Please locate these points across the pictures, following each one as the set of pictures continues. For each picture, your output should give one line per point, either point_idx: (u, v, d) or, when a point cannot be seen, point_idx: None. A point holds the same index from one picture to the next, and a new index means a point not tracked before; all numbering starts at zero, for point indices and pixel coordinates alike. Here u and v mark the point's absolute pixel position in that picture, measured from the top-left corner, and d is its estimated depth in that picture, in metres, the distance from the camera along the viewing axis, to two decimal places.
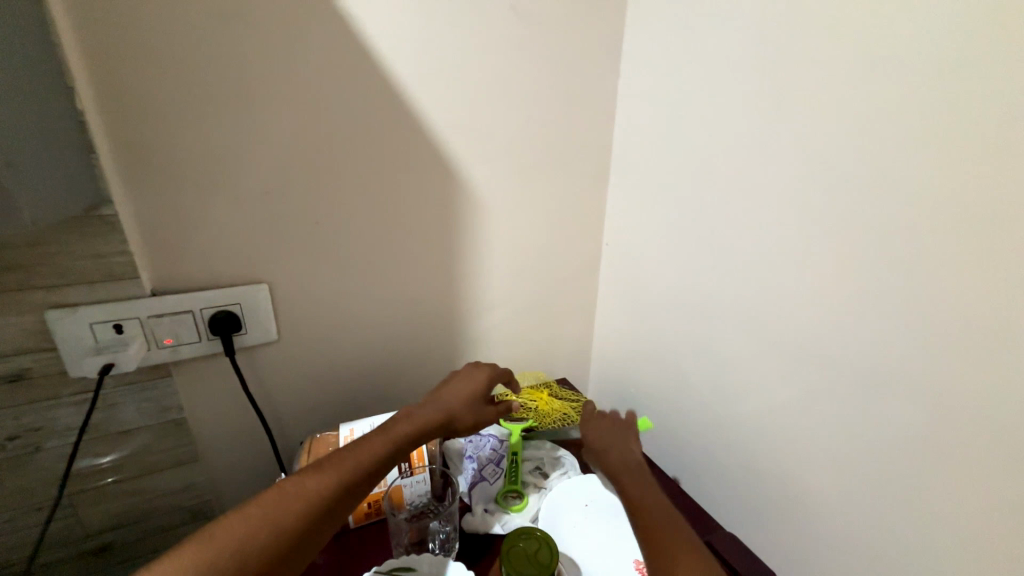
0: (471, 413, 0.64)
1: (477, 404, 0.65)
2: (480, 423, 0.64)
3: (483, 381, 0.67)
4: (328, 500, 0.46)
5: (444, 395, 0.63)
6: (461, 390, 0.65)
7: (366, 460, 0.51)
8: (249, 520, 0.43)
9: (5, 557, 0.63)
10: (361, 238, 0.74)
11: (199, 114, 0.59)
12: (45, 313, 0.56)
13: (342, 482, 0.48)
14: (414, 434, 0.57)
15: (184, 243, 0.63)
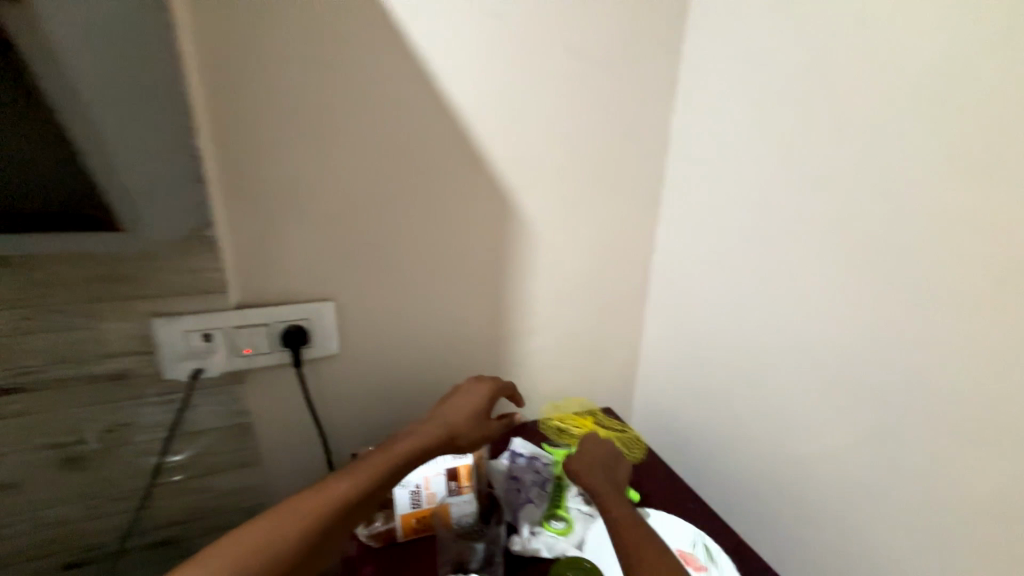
0: (473, 429, 0.65)
1: (478, 419, 0.66)
2: (481, 439, 0.66)
3: (483, 396, 0.69)
4: (333, 510, 0.50)
5: (446, 412, 0.65)
6: (462, 407, 0.67)
7: (370, 475, 0.54)
8: (256, 534, 0.47)
9: (89, 538, 0.69)
10: (419, 260, 0.78)
11: (290, 146, 0.66)
12: (148, 320, 0.63)
13: (347, 495, 0.52)
14: (415, 449, 0.59)
15: (266, 261, 0.69)
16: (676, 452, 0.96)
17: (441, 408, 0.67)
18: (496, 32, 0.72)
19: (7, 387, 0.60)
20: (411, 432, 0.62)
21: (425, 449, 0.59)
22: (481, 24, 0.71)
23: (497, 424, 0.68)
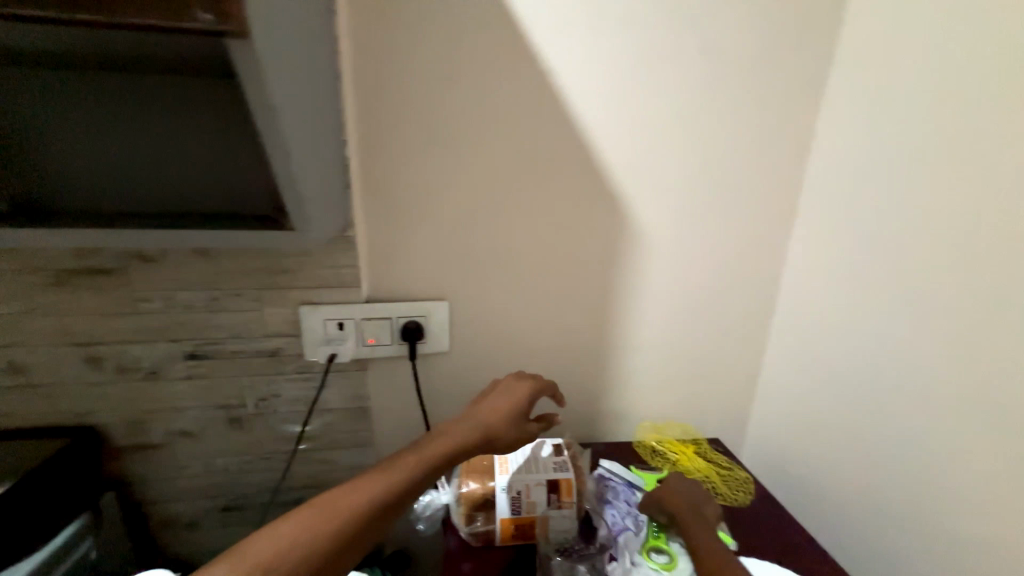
0: (510, 430, 0.63)
1: (514, 420, 0.64)
2: (518, 440, 0.64)
3: (519, 396, 0.67)
4: (375, 506, 0.50)
5: (484, 411, 0.64)
6: (498, 406, 0.65)
7: (407, 474, 0.53)
8: (301, 526, 0.46)
9: (243, 486, 0.83)
10: (530, 266, 0.79)
11: (420, 153, 0.70)
12: (298, 307, 0.73)
13: (387, 490, 0.51)
14: (451, 448, 0.58)
15: (393, 260, 0.75)
16: (794, 485, 0.89)
17: (479, 406, 0.65)
18: (627, 34, 0.70)
19: (198, 353, 0.73)
20: (447, 430, 0.60)
21: (462, 448, 0.58)
22: (612, 26, 0.69)
23: (536, 424, 0.67)
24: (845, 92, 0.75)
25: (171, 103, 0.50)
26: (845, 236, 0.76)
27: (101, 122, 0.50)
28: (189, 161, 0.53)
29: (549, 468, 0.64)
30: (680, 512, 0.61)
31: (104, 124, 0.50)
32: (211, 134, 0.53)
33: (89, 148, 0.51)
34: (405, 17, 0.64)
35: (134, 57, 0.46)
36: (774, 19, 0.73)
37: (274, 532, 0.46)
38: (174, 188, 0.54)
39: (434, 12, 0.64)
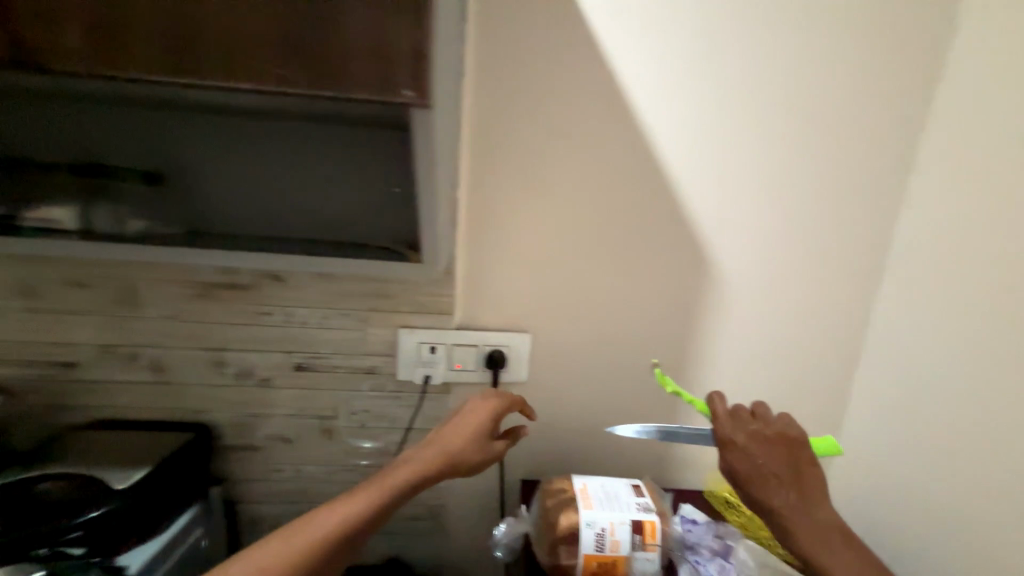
0: (474, 454, 0.66)
1: (479, 443, 0.67)
2: (483, 462, 0.67)
3: (485, 417, 0.69)
4: (323, 544, 0.53)
5: (446, 437, 0.66)
6: (463, 428, 0.68)
7: (358, 510, 0.56)
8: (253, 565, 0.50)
9: (322, 495, 0.87)
10: (611, 305, 0.82)
11: (521, 197, 0.76)
12: (397, 329, 0.79)
13: (341, 529, 0.54)
14: (410, 477, 0.61)
15: (485, 292, 0.80)
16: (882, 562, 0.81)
17: (444, 429, 0.68)
18: (721, 96, 0.75)
19: (304, 364, 0.81)
20: (408, 458, 0.63)
21: (421, 479, 0.61)
22: (707, 89, 0.74)
23: (501, 444, 0.69)
24: (942, 154, 0.75)
25: (321, 147, 0.55)
26: (941, 296, 0.74)
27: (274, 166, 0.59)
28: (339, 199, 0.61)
29: (632, 508, 0.65)
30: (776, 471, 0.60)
31: (276, 167, 0.58)
32: (355, 176, 0.58)
33: (264, 188, 0.60)
34: (521, 79, 0.71)
35: (286, 112, 0.50)
36: (864, 84, 0.76)
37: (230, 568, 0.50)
38: (327, 220, 0.63)
39: (546, 72, 0.72)
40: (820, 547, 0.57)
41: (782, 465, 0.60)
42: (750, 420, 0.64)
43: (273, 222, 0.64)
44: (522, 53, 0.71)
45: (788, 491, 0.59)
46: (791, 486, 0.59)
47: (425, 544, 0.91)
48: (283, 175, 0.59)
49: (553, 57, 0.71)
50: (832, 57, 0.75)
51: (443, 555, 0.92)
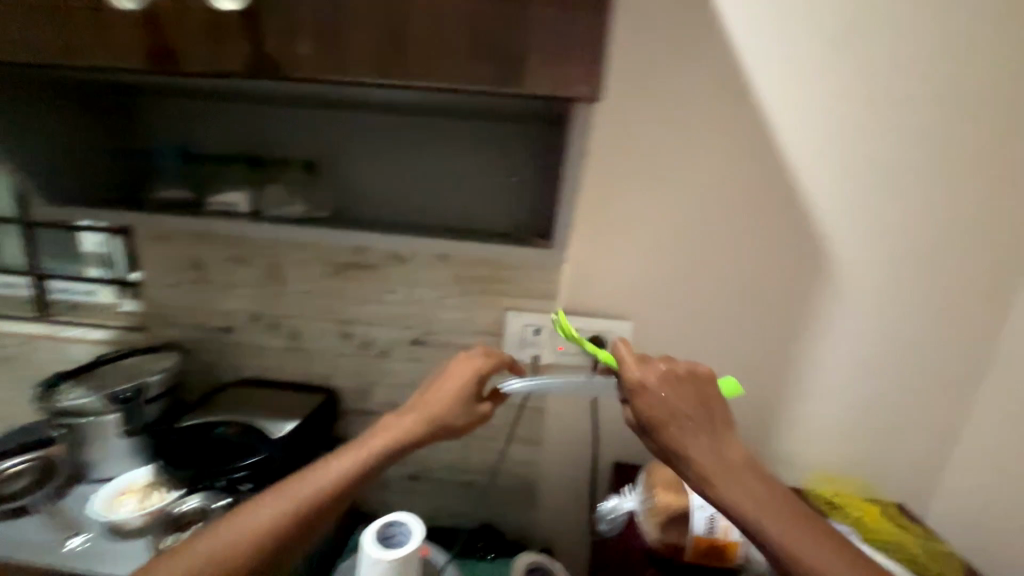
0: (457, 418, 0.70)
1: (460, 408, 0.70)
2: (468, 424, 0.70)
3: (467, 381, 0.71)
4: (301, 509, 0.59)
5: (425, 403, 0.69)
6: (445, 394, 0.70)
7: (334, 478, 0.61)
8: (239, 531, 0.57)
9: (427, 460, 0.95)
10: (718, 297, 0.81)
11: (635, 188, 0.77)
12: (502, 311, 0.85)
13: (321, 497, 0.60)
14: (387, 445, 0.65)
15: (591, 280, 0.82)
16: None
17: (425, 395, 0.71)
18: (851, 83, 0.72)
19: (419, 340, 0.88)
20: (386, 427, 0.67)
21: (398, 445, 0.65)
22: (837, 76, 0.72)
23: (485, 405, 0.72)
24: None
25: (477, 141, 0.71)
26: None
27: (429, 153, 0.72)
28: (476, 181, 0.72)
29: None
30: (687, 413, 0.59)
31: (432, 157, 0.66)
32: (497, 161, 0.71)
33: (415, 170, 0.72)
34: (643, 70, 0.72)
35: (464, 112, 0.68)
36: (1016, 68, 0.70)
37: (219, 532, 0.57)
38: (464, 202, 0.72)
39: (665, 62, 0.72)
40: (725, 479, 0.56)
41: (695, 406, 0.60)
42: (657, 363, 0.62)
43: (415, 205, 0.73)
44: (645, 43, 0.71)
45: (700, 434, 0.58)
46: (698, 421, 0.59)
47: (517, 514, 0.97)
48: (435, 159, 0.72)
49: (672, 47, 0.71)
50: (979, 40, 0.70)
51: (533, 526, 0.97)
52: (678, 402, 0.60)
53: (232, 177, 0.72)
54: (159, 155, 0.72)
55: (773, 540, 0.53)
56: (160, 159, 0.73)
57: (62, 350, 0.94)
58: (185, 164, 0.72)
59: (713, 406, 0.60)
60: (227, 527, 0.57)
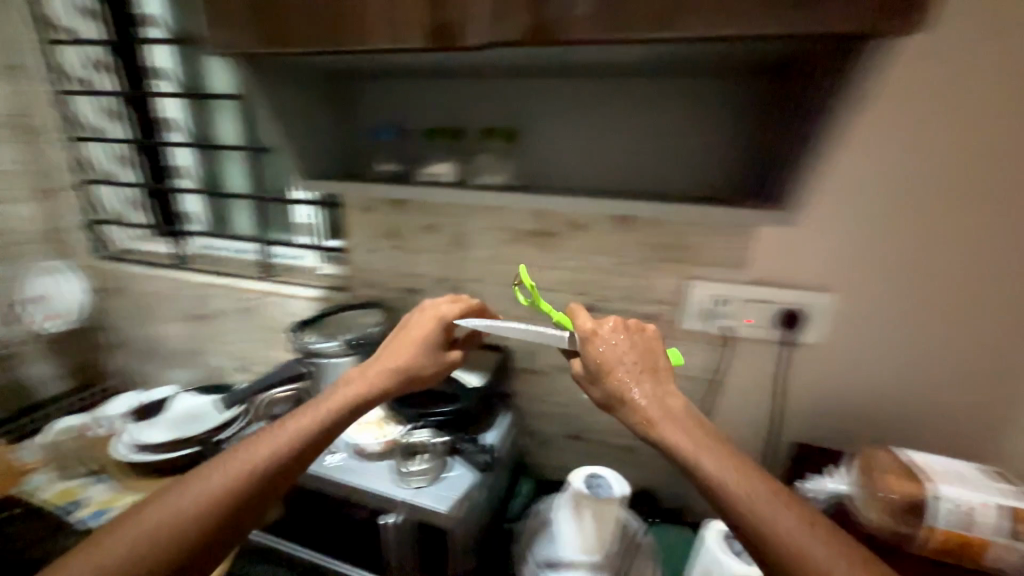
0: (428, 364, 0.75)
1: (427, 355, 0.75)
2: (438, 370, 0.75)
3: (431, 329, 0.76)
4: (261, 464, 0.59)
5: (390, 355, 0.73)
6: (398, 332, 0.77)
7: (301, 430, 0.63)
8: (197, 495, 0.56)
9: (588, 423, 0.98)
10: (951, 269, 0.71)
11: (863, 146, 0.69)
12: (686, 281, 0.82)
13: (283, 450, 0.61)
14: (354, 397, 0.68)
15: (790, 249, 0.76)
16: None
17: (389, 346, 0.75)
18: None
19: (591, 307, 0.89)
20: (349, 380, 0.70)
21: (363, 394, 0.69)
22: None
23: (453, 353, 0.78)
24: None
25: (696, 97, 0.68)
26: None
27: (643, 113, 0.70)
28: (692, 138, 0.69)
29: (997, 492, 0.60)
30: (628, 362, 0.64)
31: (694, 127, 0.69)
32: (717, 114, 0.67)
33: (631, 134, 0.72)
34: None
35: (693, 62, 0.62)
36: None
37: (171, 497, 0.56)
38: (676, 160, 0.71)
39: None
40: (672, 429, 0.58)
41: (637, 355, 0.65)
42: (609, 320, 0.69)
43: (623, 166, 0.73)
44: None
45: (637, 382, 0.63)
46: (648, 375, 0.64)
47: (676, 484, 0.96)
48: (645, 121, 0.70)
49: None
50: None
51: (693, 497, 0.97)
52: (622, 348, 0.65)
53: (437, 146, 0.79)
54: (374, 133, 0.81)
55: (718, 482, 0.52)
56: (374, 137, 0.82)
57: (286, 305, 1.13)
58: (398, 139, 0.81)
59: (655, 351, 0.67)
60: (187, 492, 0.56)
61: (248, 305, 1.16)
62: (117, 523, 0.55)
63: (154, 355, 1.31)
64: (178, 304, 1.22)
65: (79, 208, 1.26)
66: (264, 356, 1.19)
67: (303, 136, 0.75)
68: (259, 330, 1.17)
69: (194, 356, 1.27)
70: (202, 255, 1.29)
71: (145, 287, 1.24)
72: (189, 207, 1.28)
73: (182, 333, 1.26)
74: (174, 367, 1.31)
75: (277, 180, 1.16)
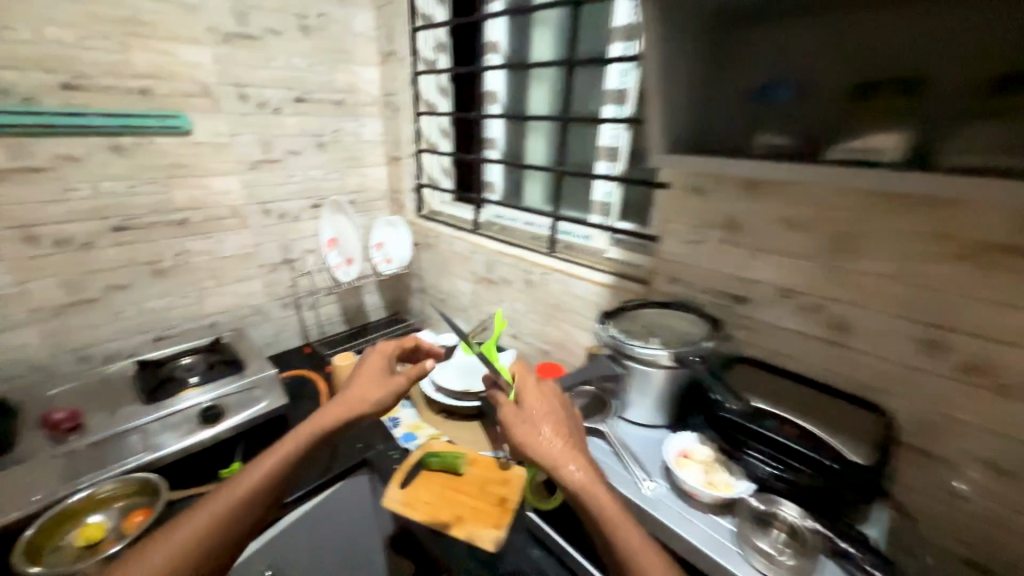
0: (384, 394, 0.78)
1: (384, 384, 0.79)
2: (393, 399, 0.79)
3: (386, 363, 0.83)
4: (252, 498, 0.64)
5: (352, 388, 0.78)
6: (368, 376, 0.80)
7: (287, 460, 0.69)
8: (195, 532, 0.60)
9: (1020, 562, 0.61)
10: None
11: None
12: None
13: (268, 480, 0.67)
14: (335, 421, 0.73)
15: None
16: None
17: (350, 383, 0.79)
18: None
19: None
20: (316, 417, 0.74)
21: (336, 425, 0.74)
22: None
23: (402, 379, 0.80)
24: None
25: None
26: None
27: (926, 41, 0.49)
28: None
29: None
30: (544, 430, 0.61)
31: None
32: None
33: None
34: None
35: None
36: None
37: (165, 540, 0.59)
38: None
39: None
40: (590, 483, 0.56)
41: (552, 412, 0.65)
42: (529, 372, 0.69)
43: None
44: None
45: (553, 429, 0.61)
46: (547, 434, 0.61)
47: None
48: None
49: None
50: None
51: None
52: (537, 400, 0.65)
53: (858, 113, 0.54)
54: (756, 93, 0.61)
55: (624, 542, 0.52)
56: (757, 98, 0.61)
57: (571, 286, 1.07)
58: (794, 104, 0.58)
59: (558, 410, 0.65)
60: (177, 533, 0.59)
61: (532, 277, 1.16)
62: (124, 564, 0.56)
63: (444, 305, 1.50)
64: (471, 265, 1.33)
65: (412, 173, 1.48)
66: (536, 330, 1.19)
67: (675, 99, 0.63)
68: (537, 305, 1.16)
69: (474, 315, 1.39)
70: (493, 224, 1.36)
71: (447, 245, 1.40)
72: (489, 177, 1.34)
73: (469, 292, 1.38)
74: (456, 320, 1.47)
75: (583, 154, 1.11)
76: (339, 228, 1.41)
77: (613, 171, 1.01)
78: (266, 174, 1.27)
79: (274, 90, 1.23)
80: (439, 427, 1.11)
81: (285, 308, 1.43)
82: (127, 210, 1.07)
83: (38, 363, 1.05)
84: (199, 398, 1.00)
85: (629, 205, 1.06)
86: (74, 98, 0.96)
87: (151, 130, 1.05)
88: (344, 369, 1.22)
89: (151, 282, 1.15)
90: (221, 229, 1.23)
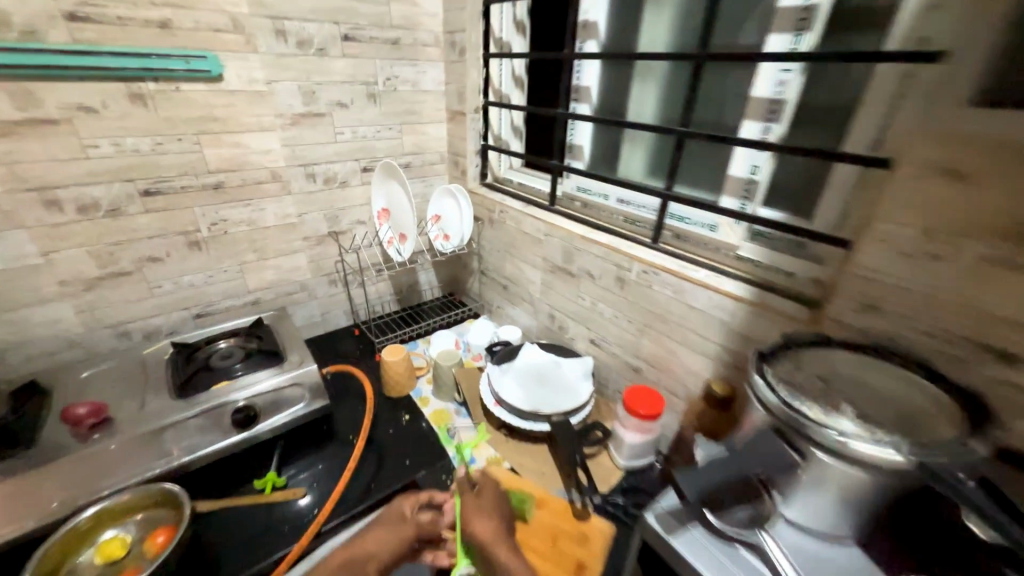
0: (391, 545, 0.67)
1: (393, 530, 0.70)
2: (399, 547, 0.67)
3: (400, 506, 0.74)
4: None
5: (362, 536, 0.69)
6: (378, 522, 0.72)
7: None
8: None
9: None
10: None
11: None
12: None
13: None
14: (337, 561, 0.64)
15: None
16: None
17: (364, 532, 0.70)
18: None
19: None
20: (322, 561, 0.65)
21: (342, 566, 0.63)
22: None
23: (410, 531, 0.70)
24: None
25: None
26: None
27: None
28: None
29: None
30: (478, 516, 0.70)
31: None
32: None
33: None
34: None
35: None
36: None
37: None
38: None
39: None
40: (502, 547, 0.65)
41: (495, 505, 0.74)
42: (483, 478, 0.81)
43: None
44: None
45: (490, 513, 0.71)
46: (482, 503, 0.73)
47: None
48: None
49: None
50: None
51: None
52: (488, 494, 0.76)
53: None
54: None
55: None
56: None
57: (683, 293, 0.79)
58: None
59: (501, 506, 0.74)
60: None
61: (626, 275, 0.89)
62: None
63: (508, 293, 1.29)
64: (544, 251, 1.09)
65: (476, 132, 1.24)
66: (625, 341, 0.94)
67: None
68: (630, 310, 0.90)
69: (544, 309, 1.16)
70: (575, 200, 1.08)
71: (516, 224, 1.16)
72: (573, 139, 1.04)
73: (540, 282, 1.14)
74: (521, 311, 1.25)
75: (717, 109, 0.77)
76: (393, 198, 1.20)
77: (766, 134, 0.70)
78: (310, 130, 1.07)
79: (317, 23, 1.00)
80: (500, 449, 0.93)
81: (333, 286, 1.28)
82: (156, 172, 0.93)
83: (76, 339, 0.97)
84: (236, 394, 0.88)
85: (781, 184, 0.74)
86: (85, 33, 0.79)
87: (176, 74, 0.87)
88: (394, 365, 1.07)
89: (188, 254, 1.03)
90: (262, 196, 1.07)
